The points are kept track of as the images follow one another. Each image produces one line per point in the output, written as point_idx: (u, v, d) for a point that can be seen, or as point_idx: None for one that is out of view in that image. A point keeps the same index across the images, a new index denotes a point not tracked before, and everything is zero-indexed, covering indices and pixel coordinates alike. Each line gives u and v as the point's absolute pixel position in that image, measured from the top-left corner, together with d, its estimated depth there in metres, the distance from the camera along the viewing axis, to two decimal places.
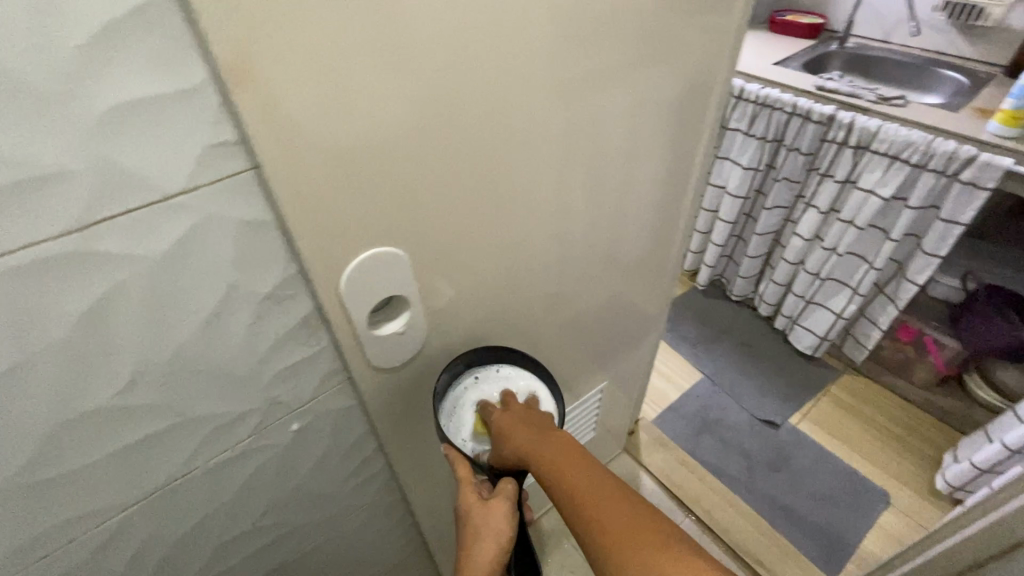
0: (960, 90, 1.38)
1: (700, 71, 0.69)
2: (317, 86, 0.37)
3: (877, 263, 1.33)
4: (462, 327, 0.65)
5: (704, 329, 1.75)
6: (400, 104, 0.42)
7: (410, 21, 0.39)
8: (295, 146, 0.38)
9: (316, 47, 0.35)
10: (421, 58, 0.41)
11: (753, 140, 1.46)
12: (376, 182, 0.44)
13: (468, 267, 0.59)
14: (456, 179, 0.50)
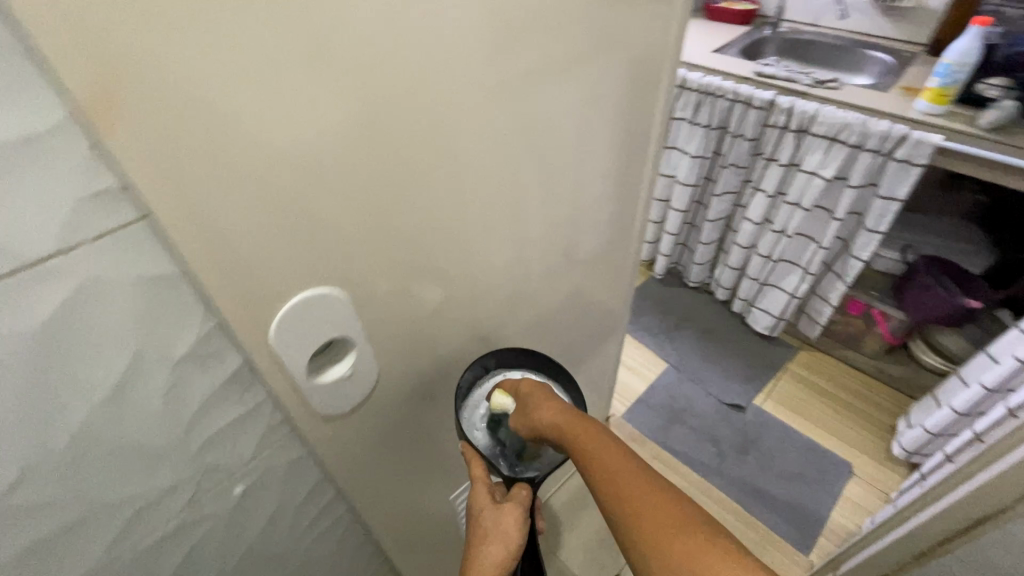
0: (887, 70, 1.43)
1: (644, 67, 0.66)
2: (209, 116, 0.32)
3: (824, 242, 1.37)
4: (415, 353, 0.61)
5: (665, 318, 1.76)
6: (314, 128, 0.37)
7: (316, 35, 0.34)
8: (192, 187, 0.33)
9: (200, 72, 0.30)
10: (334, 74, 0.36)
11: (698, 128, 1.47)
12: (298, 215, 0.40)
13: (415, 294, 0.55)
14: (391, 203, 0.46)
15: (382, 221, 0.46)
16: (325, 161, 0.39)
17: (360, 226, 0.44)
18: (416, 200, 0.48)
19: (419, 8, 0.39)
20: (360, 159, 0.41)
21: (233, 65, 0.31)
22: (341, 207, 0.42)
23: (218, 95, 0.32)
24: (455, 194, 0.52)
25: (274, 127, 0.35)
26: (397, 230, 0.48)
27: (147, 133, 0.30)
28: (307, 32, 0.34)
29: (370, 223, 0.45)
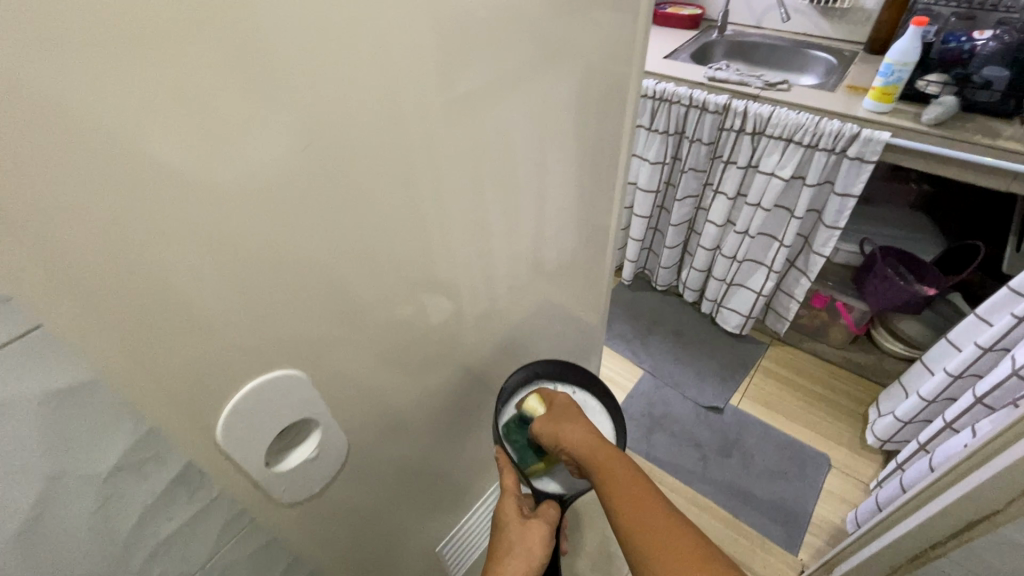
0: (830, 69, 1.48)
1: (604, 88, 0.64)
2: (104, 175, 0.27)
3: (786, 241, 1.39)
4: (381, 404, 0.56)
5: (637, 324, 1.75)
6: (237, 181, 0.32)
7: (235, 78, 0.29)
8: (90, 258, 0.28)
9: (89, 126, 0.25)
10: (260, 121, 0.32)
11: (656, 135, 1.46)
12: (225, 277, 0.34)
13: (375, 343, 0.50)
14: (339, 253, 0.41)
15: (330, 274, 0.41)
16: (253, 217, 0.34)
17: (305, 280, 0.40)
18: (369, 247, 0.44)
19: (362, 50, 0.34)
20: (298, 211, 0.37)
21: (132, 116, 0.27)
22: (281, 263, 0.37)
23: (114, 150, 0.27)
24: (412, 234, 0.48)
25: (188, 183, 0.30)
26: (348, 279, 0.43)
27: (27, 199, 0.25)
28: (225, 76, 0.29)
29: (315, 277, 0.40)
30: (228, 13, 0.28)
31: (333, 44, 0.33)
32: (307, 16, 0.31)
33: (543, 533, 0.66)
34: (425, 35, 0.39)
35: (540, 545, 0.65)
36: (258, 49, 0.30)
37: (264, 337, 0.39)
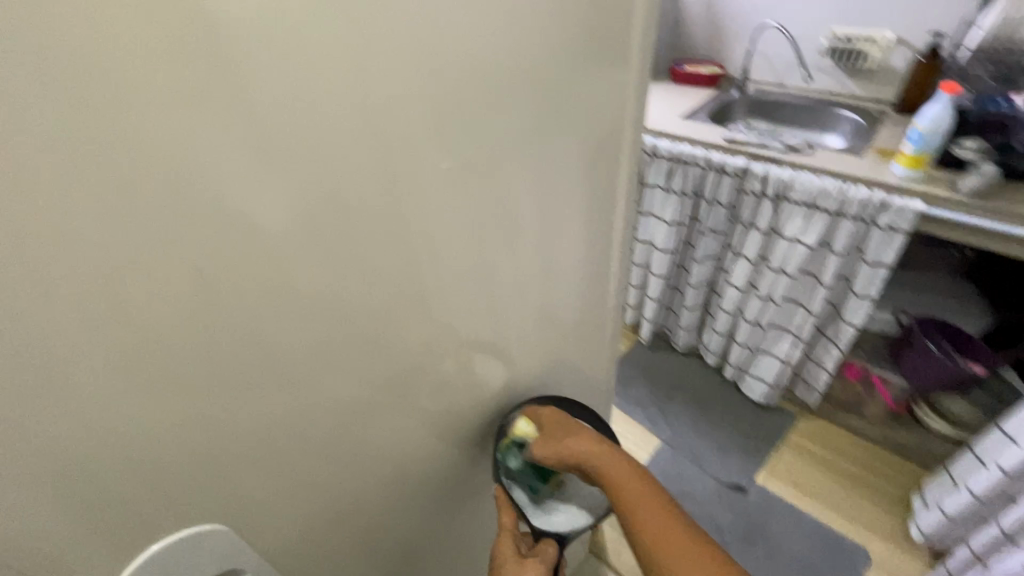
0: (858, 129, 1.42)
1: (595, 175, 0.61)
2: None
3: (813, 308, 1.30)
4: (320, 500, 0.52)
5: (656, 388, 1.66)
6: (97, 291, 0.30)
7: (93, 192, 0.28)
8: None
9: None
10: (130, 233, 0.30)
11: (673, 195, 1.42)
12: (89, 385, 0.32)
13: (306, 436, 0.47)
14: (254, 352, 0.39)
15: (241, 379, 0.39)
16: (127, 326, 0.32)
17: (207, 384, 0.37)
18: (299, 343, 0.41)
19: None
20: (195, 318, 0.35)
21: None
22: (178, 370, 0.35)
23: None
24: (350, 329, 0.45)
25: (31, 295, 0.28)
26: (267, 376, 0.41)
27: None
28: (92, 190, 0.28)
29: (215, 381, 0.38)
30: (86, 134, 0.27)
31: (223, 154, 0.32)
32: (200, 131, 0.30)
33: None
34: (357, 139, 0.37)
35: None
36: (124, 166, 0.28)
37: (154, 442, 0.37)
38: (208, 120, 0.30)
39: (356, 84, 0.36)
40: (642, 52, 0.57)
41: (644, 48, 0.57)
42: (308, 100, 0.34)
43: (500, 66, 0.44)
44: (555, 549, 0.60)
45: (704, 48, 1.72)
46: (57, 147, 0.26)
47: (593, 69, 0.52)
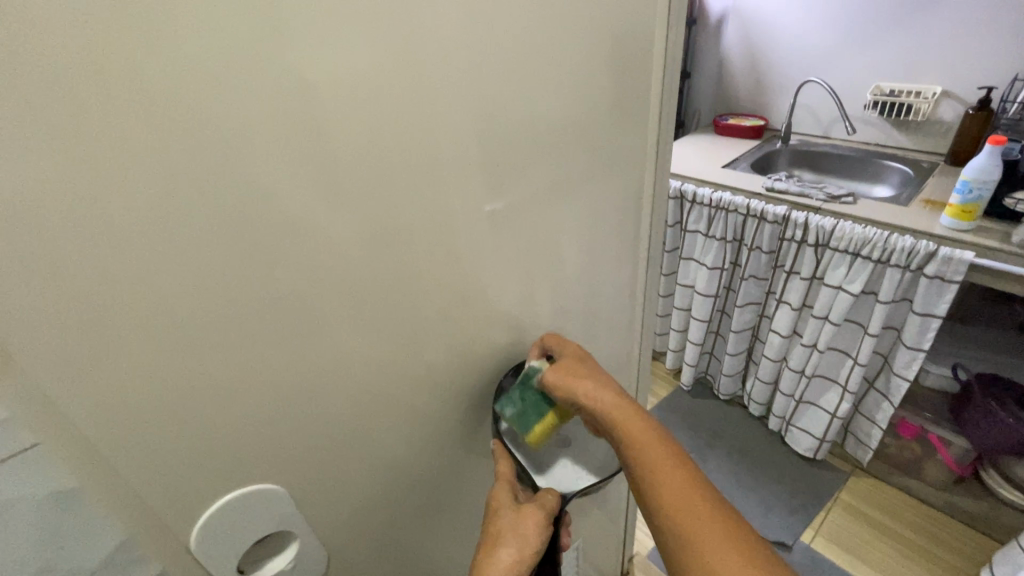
0: (906, 179, 1.42)
1: (624, 217, 0.67)
2: (102, 348, 0.30)
3: (861, 359, 1.26)
4: (392, 530, 0.55)
5: (696, 435, 1.63)
6: (225, 317, 0.34)
7: (223, 250, 0.33)
8: (85, 421, 0.31)
9: (93, 308, 0.29)
10: (262, 291, 0.35)
11: (713, 241, 1.45)
12: (214, 422, 0.37)
13: (384, 464, 0.51)
14: (340, 376, 0.43)
15: (332, 411, 0.44)
16: (250, 371, 0.37)
17: (299, 417, 0.42)
18: (380, 377, 0.46)
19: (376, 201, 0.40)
20: (303, 357, 0.40)
21: (134, 296, 0.30)
22: (286, 405, 0.40)
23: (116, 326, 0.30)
24: (425, 362, 0.50)
25: (166, 329, 0.32)
26: (354, 408, 0.45)
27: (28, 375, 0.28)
28: (228, 235, 0.32)
29: (308, 413, 0.42)
30: (227, 185, 0.31)
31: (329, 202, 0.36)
32: (318, 206, 0.36)
33: (540, 523, 0.50)
34: (436, 195, 0.43)
35: (535, 535, 0.49)
36: (252, 212, 0.33)
37: (260, 472, 0.41)
38: (322, 176, 0.35)
39: (439, 149, 0.42)
40: (668, 110, 0.64)
41: (671, 108, 0.65)
42: (400, 166, 0.40)
43: (544, 126, 0.51)
44: (557, 496, 0.53)
45: (748, 103, 1.78)
46: (202, 213, 0.31)
47: (624, 126, 0.59)
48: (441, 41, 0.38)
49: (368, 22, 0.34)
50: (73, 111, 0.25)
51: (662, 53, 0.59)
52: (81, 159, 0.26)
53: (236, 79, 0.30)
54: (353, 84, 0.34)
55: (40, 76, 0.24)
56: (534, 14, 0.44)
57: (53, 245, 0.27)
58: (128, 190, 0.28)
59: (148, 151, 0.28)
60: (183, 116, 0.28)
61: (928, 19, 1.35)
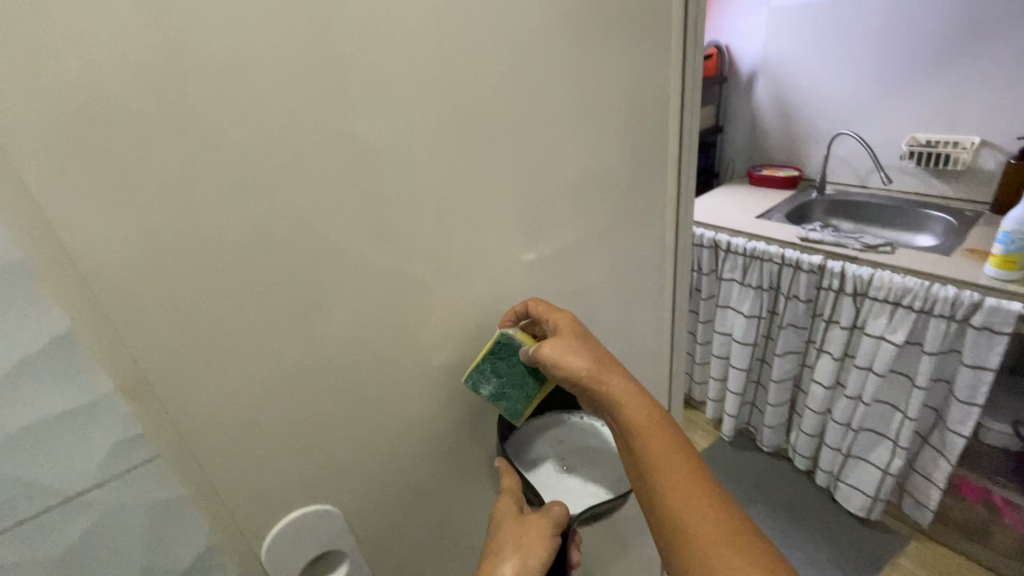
0: (950, 228, 1.40)
1: (648, 270, 0.72)
2: (212, 378, 0.38)
3: (910, 412, 1.22)
4: (432, 559, 0.60)
5: (739, 488, 1.57)
6: (297, 356, 0.42)
7: (302, 301, 0.41)
8: (194, 437, 0.39)
9: (207, 345, 0.37)
10: (332, 334, 0.43)
11: (750, 289, 1.45)
12: (290, 444, 0.44)
13: (426, 493, 0.56)
14: (389, 411, 0.49)
15: (382, 442, 0.50)
16: (317, 402, 0.44)
17: (356, 444, 0.48)
18: (423, 409, 0.53)
19: (426, 259, 0.47)
20: (361, 391, 0.47)
21: (238, 337, 0.38)
22: (345, 435, 0.47)
23: (223, 360, 0.38)
24: (463, 398, 0.56)
25: (254, 364, 0.40)
26: (399, 438, 0.52)
27: (160, 396, 0.36)
28: (306, 290, 0.40)
29: (364, 440, 0.49)
30: (305, 250, 0.40)
31: (384, 265, 0.44)
32: (378, 264, 0.44)
33: (544, 530, 0.50)
34: (475, 252, 0.51)
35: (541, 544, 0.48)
36: (325, 272, 0.41)
37: (323, 492, 0.48)
38: (378, 242, 0.43)
39: (479, 214, 0.50)
40: (688, 173, 0.71)
41: (691, 170, 0.71)
42: (444, 229, 0.48)
43: (571, 193, 0.58)
44: (565, 509, 0.52)
45: (783, 154, 1.81)
46: (288, 272, 0.39)
47: (645, 188, 0.66)
48: (481, 128, 0.47)
49: (423, 119, 0.42)
50: (210, 199, 0.34)
51: (678, 124, 0.66)
52: (213, 232, 0.35)
53: (316, 172, 0.38)
54: (410, 166, 0.43)
55: (191, 176, 0.33)
56: (560, 101, 0.52)
57: (187, 296, 0.35)
58: (239, 254, 0.37)
59: (258, 225, 0.37)
60: (282, 198, 0.37)
61: (959, 73, 1.37)
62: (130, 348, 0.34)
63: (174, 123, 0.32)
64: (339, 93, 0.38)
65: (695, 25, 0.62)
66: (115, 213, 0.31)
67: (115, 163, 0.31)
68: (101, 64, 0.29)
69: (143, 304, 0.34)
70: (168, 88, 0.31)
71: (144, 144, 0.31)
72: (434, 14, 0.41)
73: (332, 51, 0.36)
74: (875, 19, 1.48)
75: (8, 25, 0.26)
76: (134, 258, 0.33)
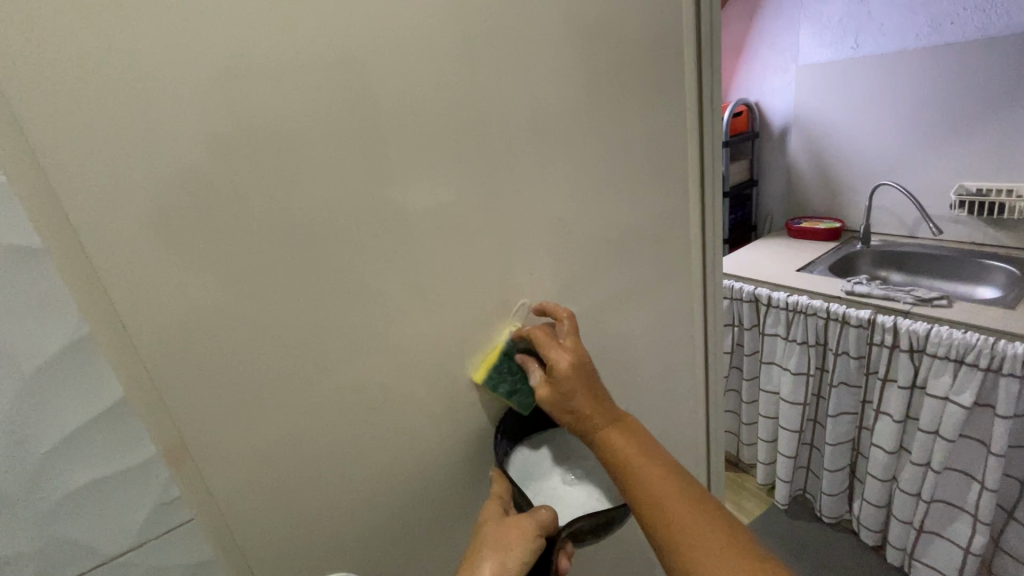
0: (1013, 279, 1.32)
1: (678, 329, 0.72)
2: (245, 441, 0.40)
3: (989, 483, 1.10)
4: None
5: (798, 564, 1.44)
6: (325, 419, 0.44)
7: (331, 366, 0.43)
8: (223, 496, 0.40)
9: (240, 406, 0.39)
10: (358, 397, 0.45)
11: (795, 345, 1.39)
12: (315, 501, 0.45)
13: (446, 558, 0.55)
14: (410, 472, 0.50)
15: (401, 503, 0.50)
16: (341, 464, 0.46)
17: (378, 502, 0.49)
18: (446, 468, 0.53)
19: (450, 324, 0.49)
20: (384, 451, 0.48)
21: (270, 399, 0.41)
22: (366, 496, 0.48)
23: (252, 419, 0.40)
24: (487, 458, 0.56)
25: (284, 427, 0.42)
26: (422, 498, 0.52)
27: (193, 453, 0.38)
28: (334, 356, 0.43)
29: (385, 498, 0.49)
30: (334, 319, 0.42)
31: (407, 330, 0.46)
32: (403, 330, 0.46)
33: (526, 533, 0.44)
34: (497, 313, 0.52)
35: (521, 546, 0.43)
36: (353, 339, 0.43)
37: (345, 551, 0.48)
38: (402, 310, 0.46)
39: (501, 276, 0.52)
40: (714, 233, 0.71)
41: (716, 229, 0.71)
42: (468, 290, 0.50)
43: (593, 256, 0.59)
44: (553, 513, 0.46)
45: (822, 206, 1.78)
46: (319, 341, 0.42)
47: (670, 248, 0.67)
48: (501, 200, 0.50)
49: (447, 195, 0.46)
50: (251, 273, 0.37)
51: (699, 185, 0.68)
52: (251, 300, 0.38)
53: (348, 248, 0.41)
54: (433, 232, 0.46)
55: (234, 253, 0.37)
56: (577, 171, 0.55)
57: (223, 359, 0.38)
58: (275, 324, 0.39)
59: (291, 292, 0.40)
60: (316, 272, 0.40)
61: (1006, 121, 1.34)
62: (168, 408, 0.37)
63: (222, 206, 0.35)
64: (368, 170, 0.41)
65: (711, 93, 0.64)
66: (163, 285, 0.34)
67: (171, 248, 0.34)
68: (162, 156, 0.33)
69: (182, 368, 0.36)
70: (217, 173, 0.35)
71: (192, 224, 0.35)
72: (457, 95, 0.44)
73: (362, 133, 0.40)
74: (910, 72, 1.48)
75: (92, 130, 0.30)
76: (177, 325, 0.36)
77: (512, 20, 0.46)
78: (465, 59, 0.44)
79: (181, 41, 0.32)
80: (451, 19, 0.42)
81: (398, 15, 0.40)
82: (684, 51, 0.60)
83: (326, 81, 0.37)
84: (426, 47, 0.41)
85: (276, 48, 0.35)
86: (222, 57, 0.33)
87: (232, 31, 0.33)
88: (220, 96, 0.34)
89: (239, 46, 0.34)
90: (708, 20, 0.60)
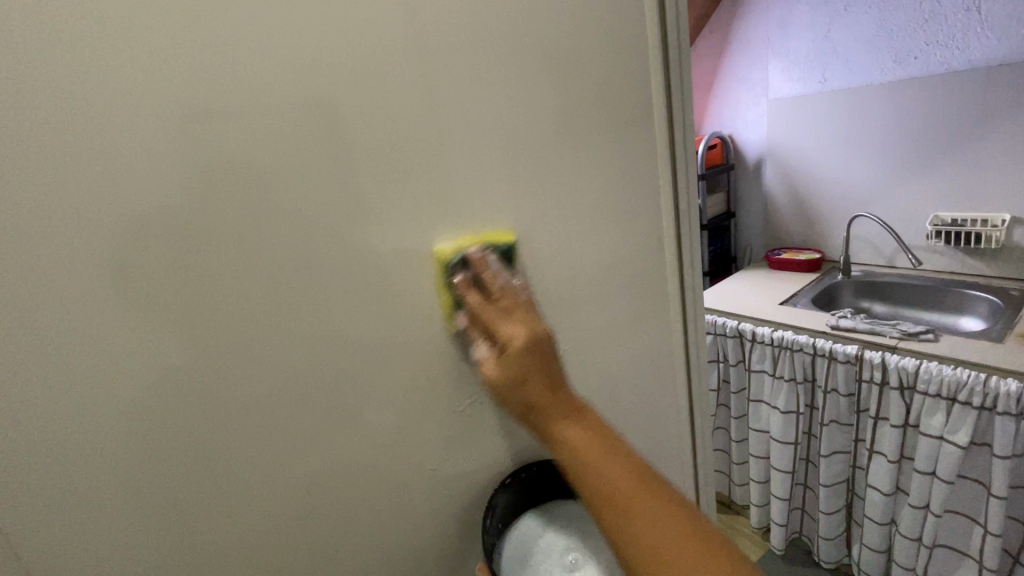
0: (997, 309, 1.31)
1: (660, 380, 0.66)
2: (124, 545, 0.35)
3: (993, 527, 1.05)
4: None
5: None
6: (234, 507, 0.38)
7: (241, 448, 0.38)
8: None
9: (119, 506, 0.34)
10: (273, 479, 0.40)
11: (782, 382, 1.34)
12: None
13: None
14: (340, 556, 0.44)
15: None
16: (250, 555, 0.40)
17: None
18: (388, 552, 0.47)
19: (390, 394, 0.44)
20: (307, 536, 0.42)
21: (161, 493, 0.35)
22: None
23: (135, 525, 0.35)
24: (437, 538, 0.50)
25: (177, 525, 0.36)
26: None
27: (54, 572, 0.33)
28: (245, 438, 0.38)
29: None
30: (244, 398, 0.37)
31: (338, 404, 0.41)
32: (332, 402, 0.41)
33: None
34: (449, 377, 0.47)
35: None
36: (269, 418, 0.38)
37: None
38: (331, 381, 0.40)
39: (453, 338, 0.46)
40: (693, 277, 0.67)
41: (696, 274, 0.67)
42: (416, 360, 0.45)
43: (562, 310, 0.54)
44: None
45: (801, 237, 1.77)
46: (225, 423, 0.37)
47: (648, 295, 0.62)
48: (452, 256, 0.45)
49: (385, 252, 0.41)
50: (138, 353, 0.33)
51: (675, 232, 0.63)
52: (136, 385, 0.33)
53: (261, 318, 0.36)
54: (371, 301, 0.41)
55: (114, 331, 0.32)
56: (540, 219, 0.50)
57: (98, 458, 0.33)
58: (167, 408, 0.34)
59: (189, 372, 0.34)
60: (219, 349, 0.35)
61: (982, 150, 1.34)
62: (9, 528, 0.31)
63: (99, 280, 0.31)
64: (287, 230, 0.36)
65: (685, 133, 0.60)
66: (18, 384, 0.30)
67: (30, 335, 0.29)
68: (15, 239, 0.28)
69: (40, 479, 0.31)
70: (90, 244, 0.30)
71: (58, 304, 0.30)
72: (393, 148, 0.40)
73: (277, 200, 0.35)
74: (880, 105, 1.49)
75: None
76: (30, 428, 0.30)
77: (461, 67, 0.42)
78: (406, 113, 0.40)
79: (47, 109, 0.28)
80: (386, 62, 0.38)
81: (320, 59, 0.35)
82: (653, 95, 0.56)
83: (231, 147, 0.33)
84: (356, 93, 0.37)
85: (169, 103, 0.31)
86: (99, 126, 0.29)
87: (112, 94, 0.29)
88: (99, 166, 0.30)
89: (124, 109, 0.30)
90: (677, 63, 0.57)
